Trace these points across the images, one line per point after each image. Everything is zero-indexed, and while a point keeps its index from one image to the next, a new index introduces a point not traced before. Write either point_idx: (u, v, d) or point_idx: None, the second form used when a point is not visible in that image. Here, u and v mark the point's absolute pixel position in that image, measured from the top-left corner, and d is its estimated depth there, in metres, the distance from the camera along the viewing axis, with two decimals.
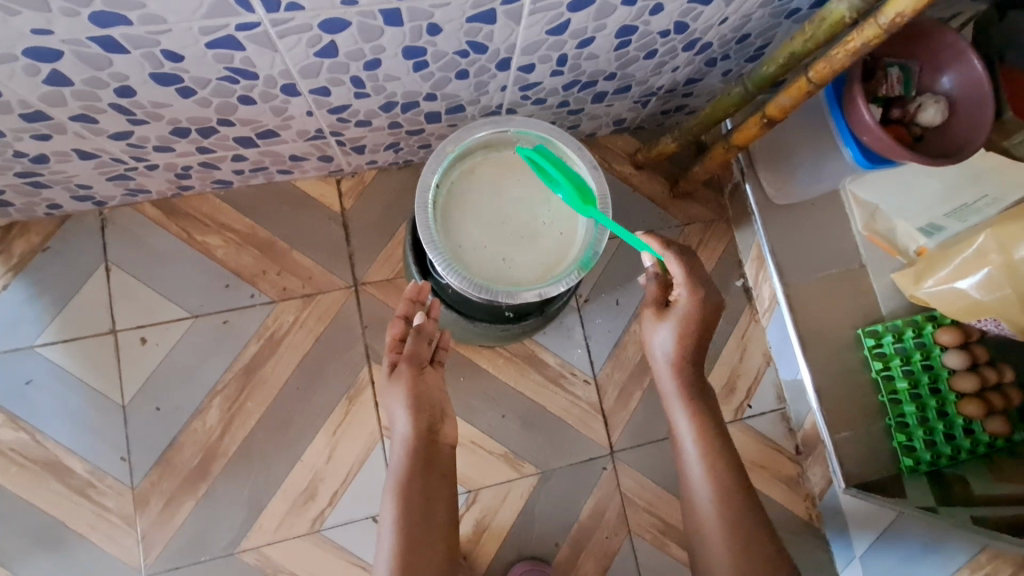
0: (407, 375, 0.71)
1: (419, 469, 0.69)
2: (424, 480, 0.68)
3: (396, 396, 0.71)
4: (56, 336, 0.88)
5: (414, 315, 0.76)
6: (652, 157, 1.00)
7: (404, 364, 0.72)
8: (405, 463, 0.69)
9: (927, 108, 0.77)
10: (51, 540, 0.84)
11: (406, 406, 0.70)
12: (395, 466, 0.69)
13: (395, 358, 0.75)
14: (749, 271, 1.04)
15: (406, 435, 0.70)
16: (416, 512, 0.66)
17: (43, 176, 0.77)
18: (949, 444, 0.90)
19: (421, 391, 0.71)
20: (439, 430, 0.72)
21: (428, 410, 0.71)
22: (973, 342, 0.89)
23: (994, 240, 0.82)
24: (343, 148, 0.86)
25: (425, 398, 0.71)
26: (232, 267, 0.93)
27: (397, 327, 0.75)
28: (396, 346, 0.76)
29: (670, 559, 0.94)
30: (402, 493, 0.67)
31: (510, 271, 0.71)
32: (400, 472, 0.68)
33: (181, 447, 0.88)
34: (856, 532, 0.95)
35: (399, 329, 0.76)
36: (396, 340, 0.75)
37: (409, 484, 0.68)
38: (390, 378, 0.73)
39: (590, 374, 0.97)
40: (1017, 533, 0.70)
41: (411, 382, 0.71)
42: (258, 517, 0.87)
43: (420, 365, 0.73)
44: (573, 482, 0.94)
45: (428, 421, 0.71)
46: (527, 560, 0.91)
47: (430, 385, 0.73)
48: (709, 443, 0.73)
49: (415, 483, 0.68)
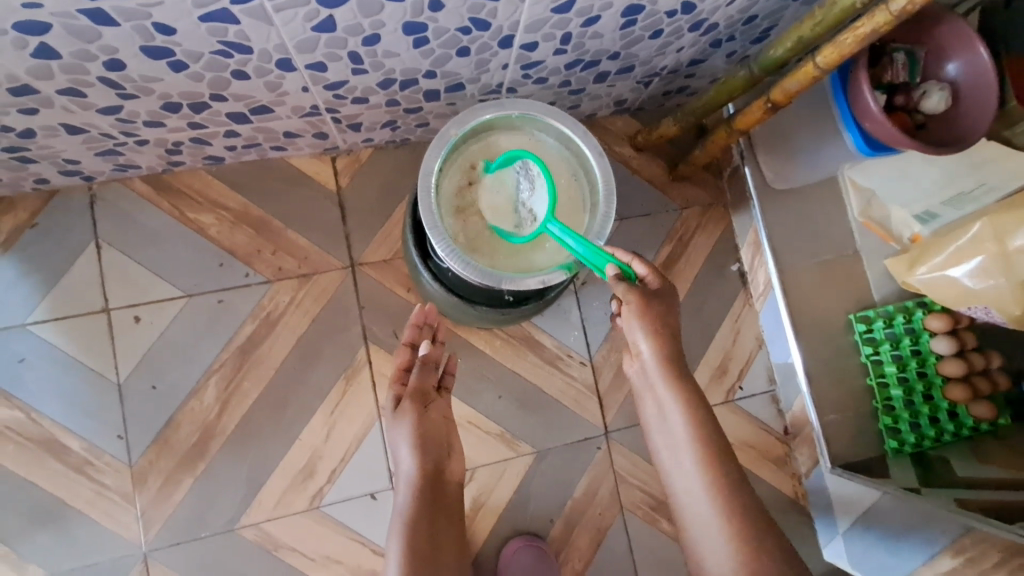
0: (414, 412, 0.70)
1: (428, 506, 0.67)
2: (432, 515, 0.66)
3: (401, 433, 0.70)
4: (47, 315, 0.87)
5: (421, 343, 0.76)
6: (652, 139, 0.99)
7: (409, 399, 0.71)
8: (407, 499, 0.67)
9: (930, 96, 0.76)
10: (50, 516, 0.85)
11: (410, 443, 0.69)
12: (401, 506, 0.67)
13: (399, 392, 0.74)
14: (746, 256, 1.05)
15: (409, 473, 0.68)
16: (420, 546, 0.63)
17: (31, 150, 0.76)
18: (932, 427, 0.93)
19: (427, 428, 0.70)
20: (444, 469, 0.71)
21: (433, 450, 0.70)
22: (961, 329, 0.92)
23: (991, 228, 0.83)
24: (339, 125, 0.84)
25: (430, 436, 0.70)
26: (226, 245, 0.92)
27: (403, 355, 0.75)
28: (400, 378, 0.75)
29: (661, 534, 0.96)
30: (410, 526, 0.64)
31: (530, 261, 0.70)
32: (406, 505, 0.66)
33: (178, 427, 0.88)
34: (839, 510, 0.98)
35: (405, 357, 0.76)
36: (401, 372, 0.75)
37: (415, 523, 0.64)
38: (394, 414, 0.71)
39: (586, 356, 0.98)
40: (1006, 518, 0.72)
41: (418, 419, 0.70)
42: (257, 494, 0.88)
43: (427, 402, 0.72)
44: (568, 460, 0.96)
45: (434, 460, 0.69)
46: (522, 535, 0.93)
47: (435, 420, 0.71)
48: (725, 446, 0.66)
49: (425, 522, 0.65)
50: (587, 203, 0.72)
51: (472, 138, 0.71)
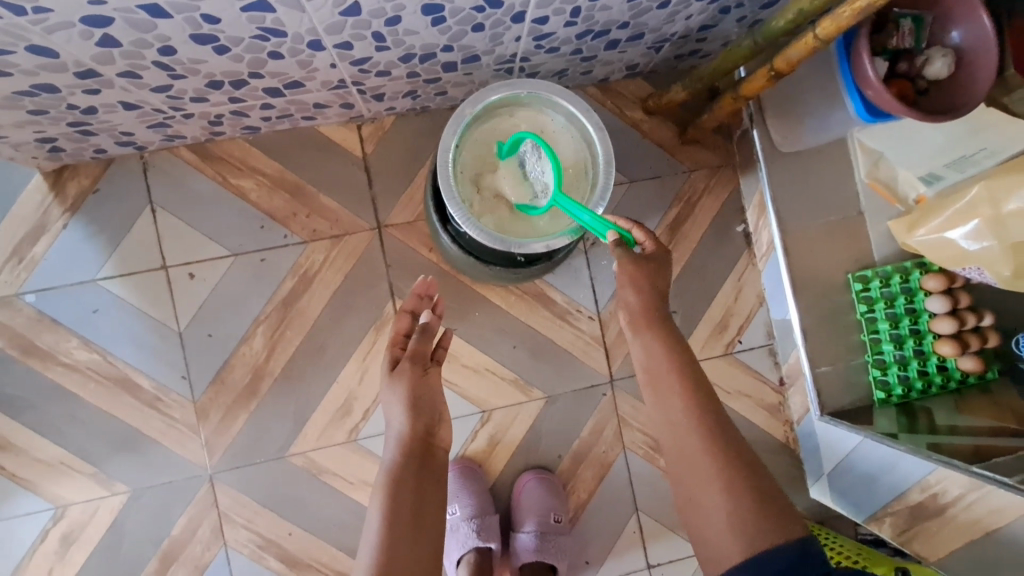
0: (410, 374, 0.76)
1: (414, 469, 0.69)
2: (416, 480, 0.68)
3: (396, 393, 0.75)
4: (114, 271, 0.99)
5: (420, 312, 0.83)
6: (662, 104, 1.03)
7: (406, 361, 0.77)
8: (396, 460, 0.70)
9: (933, 62, 0.79)
10: (128, 443, 0.98)
11: (404, 406, 0.74)
12: (389, 464, 0.70)
13: (398, 354, 0.80)
14: (751, 218, 1.10)
15: (401, 433, 0.72)
16: (405, 519, 0.65)
17: (92, 124, 0.84)
18: (921, 379, 0.99)
19: (420, 392, 0.75)
20: (434, 434, 0.74)
21: (424, 410, 0.74)
22: (956, 288, 0.97)
23: (986, 191, 0.86)
24: (364, 96, 0.90)
25: (422, 401, 0.75)
26: (265, 208, 1.00)
27: (404, 321, 0.82)
28: (398, 342, 0.81)
29: (659, 470, 1.07)
30: (394, 488, 0.67)
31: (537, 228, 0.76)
32: (394, 469, 0.69)
33: (232, 369, 1.00)
34: (824, 453, 1.06)
35: (405, 324, 0.82)
36: (400, 336, 0.81)
37: (400, 489, 0.67)
38: (392, 374, 0.77)
39: (594, 311, 1.06)
40: (986, 465, 0.79)
41: (412, 382, 0.75)
42: (302, 428, 1.01)
43: (423, 365, 0.78)
44: (576, 404, 1.06)
45: (424, 422, 0.73)
46: (534, 469, 1.05)
47: (430, 384, 0.77)
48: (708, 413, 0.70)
49: (407, 489, 0.67)
50: (590, 184, 0.77)
51: (488, 116, 0.76)
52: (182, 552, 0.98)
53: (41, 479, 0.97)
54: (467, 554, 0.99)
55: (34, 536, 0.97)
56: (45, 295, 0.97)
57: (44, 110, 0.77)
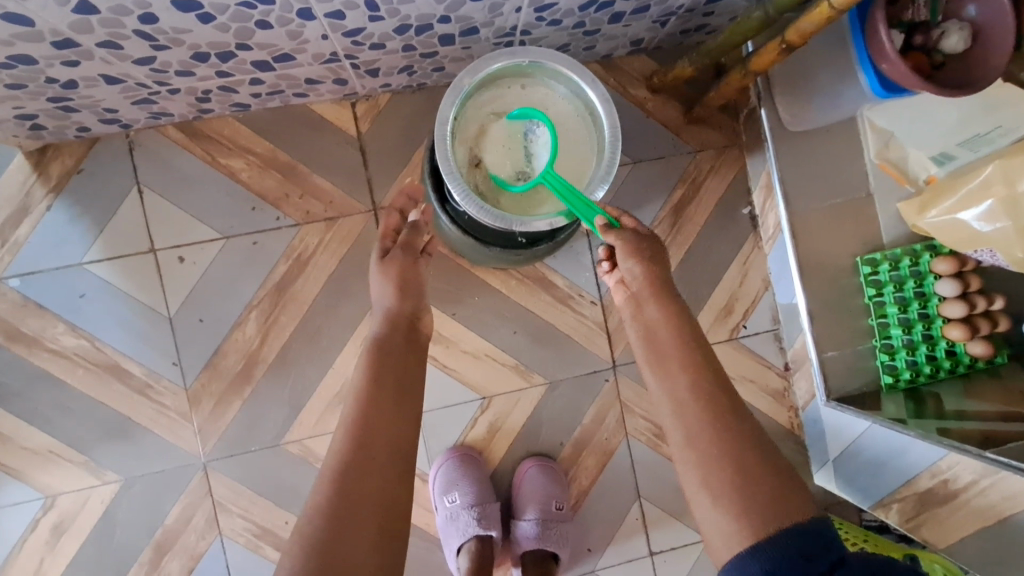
0: (400, 262, 0.76)
1: (399, 343, 0.71)
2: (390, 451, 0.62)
3: (387, 280, 0.75)
4: (100, 254, 0.95)
5: (409, 212, 0.83)
6: (667, 81, 0.99)
7: (397, 251, 0.77)
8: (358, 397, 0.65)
9: (949, 36, 0.75)
10: (119, 431, 0.96)
11: (393, 290, 0.75)
12: (351, 400, 0.65)
13: (388, 245, 0.80)
14: (758, 199, 1.07)
15: (389, 320, 0.73)
16: (369, 460, 0.61)
17: (74, 100, 0.81)
18: (929, 364, 0.97)
19: (410, 278, 0.76)
20: (418, 325, 0.74)
21: (411, 295, 0.75)
22: (967, 271, 0.94)
23: (1001, 171, 0.82)
24: (357, 71, 0.87)
25: (411, 288, 0.76)
26: (256, 189, 0.97)
27: (393, 219, 0.81)
28: (390, 235, 0.81)
29: (662, 457, 1.05)
30: (361, 418, 0.63)
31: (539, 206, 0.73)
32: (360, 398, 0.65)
33: (225, 355, 0.97)
34: (830, 439, 1.04)
35: (394, 221, 0.81)
36: (391, 231, 0.80)
37: (368, 426, 0.63)
38: (382, 261, 0.77)
39: (596, 295, 1.04)
40: (995, 448, 0.77)
41: (402, 269, 0.76)
42: (298, 415, 0.99)
43: (415, 256, 0.78)
44: (577, 390, 1.04)
45: (411, 306, 0.74)
46: (536, 456, 1.03)
47: (419, 272, 0.78)
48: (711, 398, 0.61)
49: (390, 365, 0.68)
50: (595, 148, 0.74)
51: (479, 91, 0.73)
52: (176, 542, 0.96)
53: (31, 469, 0.95)
54: (468, 542, 0.95)
55: (24, 526, 0.95)
56: (30, 279, 0.94)
57: (22, 84, 0.74)
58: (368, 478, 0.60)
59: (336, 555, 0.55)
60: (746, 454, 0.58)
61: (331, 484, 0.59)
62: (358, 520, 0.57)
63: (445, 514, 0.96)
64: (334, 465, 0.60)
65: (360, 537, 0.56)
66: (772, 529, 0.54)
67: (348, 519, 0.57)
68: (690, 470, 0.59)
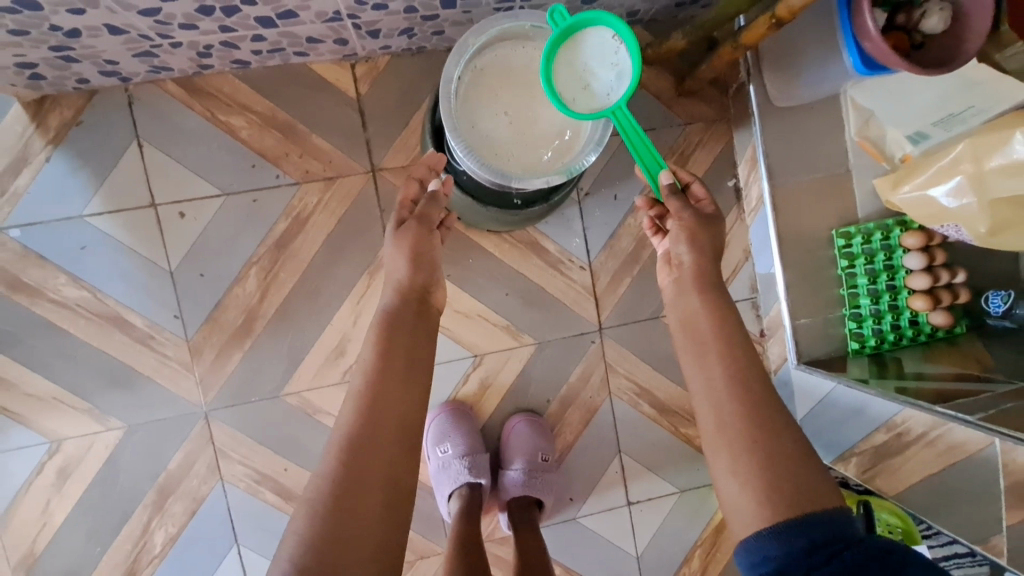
0: (414, 233, 0.76)
1: (410, 317, 0.72)
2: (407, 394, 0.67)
3: (400, 250, 0.75)
4: (101, 207, 0.97)
5: (430, 181, 0.81)
6: (661, 53, 1.02)
7: (412, 222, 0.77)
8: (371, 360, 0.68)
9: (929, 16, 0.79)
10: (121, 380, 0.99)
11: (405, 258, 0.75)
12: (364, 363, 0.67)
13: (404, 216, 0.79)
14: (743, 172, 1.13)
15: (403, 282, 0.74)
16: (397, 417, 0.65)
17: (75, 50, 0.81)
18: (894, 332, 1.03)
19: (422, 250, 0.76)
20: (430, 294, 0.76)
21: (425, 268, 0.76)
22: (934, 246, 1.00)
23: (970, 150, 0.87)
24: (359, 31, 0.88)
25: (425, 257, 0.76)
26: (256, 147, 0.99)
27: (412, 188, 0.80)
28: (407, 205, 0.80)
29: (642, 415, 1.12)
30: (377, 375, 0.66)
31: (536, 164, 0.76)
32: (373, 360, 0.67)
33: (225, 309, 1.00)
34: (799, 399, 1.11)
35: (413, 191, 0.80)
36: (409, 201, 0.80)
37: (385, 383, 0.66)
38: (397, 232, 0.77)
39: (586, 261, 1.08)
40: (946, 403, 0.84)
41: (414, 242, 0.76)
42: (297, 368, 1.03)
43: (429, 229, 0.78)
44: (565, 351, 1.09)
45: (424, 278, 0.75)
46: (524, 412, 1.09)
47: (432, 244, 0.78)
48: (713, 354, 0.66)
49: (401, 341, 0.69)
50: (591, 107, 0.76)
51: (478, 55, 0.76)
52: (179, 486, 1.01)
53: (34, 414, 0.98)
54: (458, 488, 1.01)
55: (30, 469, 0.98)
56: (31, 230, 0.95)
57: (26, 31, 0.74)
58: (374, 454, 0.62)
59: (348, 504, 0.58)
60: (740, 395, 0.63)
61: (346, 449, 0.61)
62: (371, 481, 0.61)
63: (437, 463, 1.02)
64: (350, 435, 0.62)
65: (369, 488, 0.60)
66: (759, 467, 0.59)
67: (356, 490, 0.59)
68: (707, 410, 0.64)
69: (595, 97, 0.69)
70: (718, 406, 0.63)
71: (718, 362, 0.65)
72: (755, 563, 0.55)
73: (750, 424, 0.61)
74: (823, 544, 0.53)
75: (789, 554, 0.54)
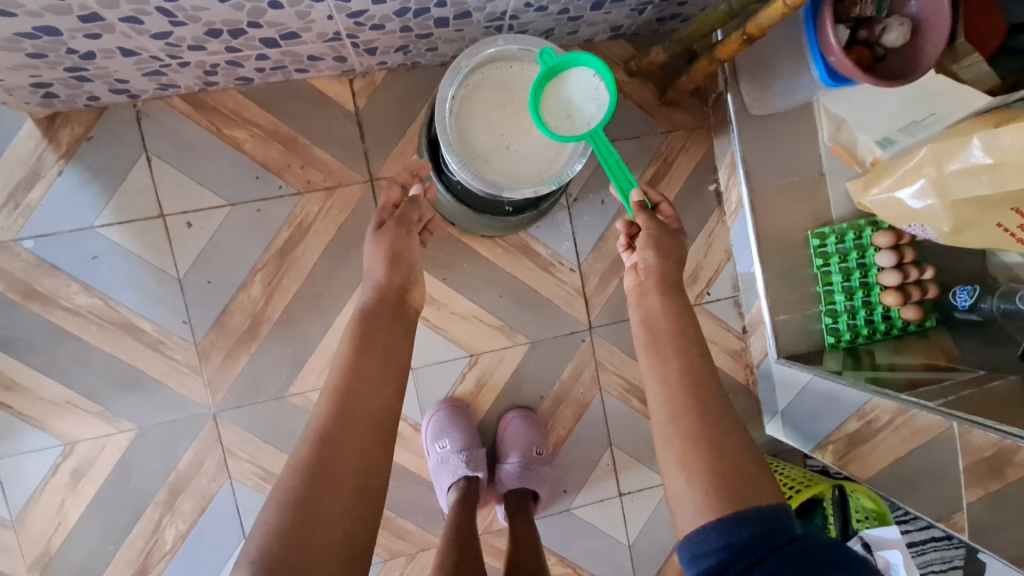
0: (394, 232, 0.81)
1: (388, 315, 0.77)
2: (397, 387, 0.73)
3: (379, 248, 0.81)
4: (112, 218, 1.01)
5: (412, 186, 0.86)
6: (643, 65, 1.08)
7: (392, 223, 0.82)
8: (345, 352, 0.73)
9: (890, 31, 0.85)
10: (132, 383, 1.03)
11: (384, 257, 0.80)
12: (339, 357, 0.72)
13: (385, 216, 0.84)
14: (722, 177, 1.19)
15: (380, 281, 0.79)
16: (385, 408, 0.70)
17: (89, 71, 0.86)
18: (867, 326, 1.09)
19: (400, 247, 0.81)
20: (408, 292, 0.81)
21: (402, 267, 0.81)
22: (903, 245, 1.06)
23: (932, 155, 0.91)
24: (357, 49, 0.93)
25: (402, 256, 0.81)
26: (260, 159, 1.04)
27: (394, 192, 0.85)
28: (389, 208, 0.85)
29: (631, 410, 1.17)
30: (349, 366, 0.71)
31: (526, 174, 0.82)
32: (345, 354, 0.72)
33: (231, 314, 1.05)
34: (781, 393, 1.18)
35: (395, 195, 0.85)
36: (391, 204, 0.85)
37: (369, 378, 0.71)
38: (378, 231, 0.83)
39: (575, 263, 1.14)
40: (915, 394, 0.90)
41: (393, 241, 0.81)
42: (301, 369, 1.07)
43: (408, 229, 0.83)
44: (558, 349, 1.14)
45: (402, 277, 0.80)
46: (518, 408, 1.14)
47: (409, 245, 0.82)
48: (688, 350, 0.72)
49: (379, 336, 0.75)
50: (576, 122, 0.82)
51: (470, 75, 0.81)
52: (189, 484, 1.05)
53: (48, 417, 1.02)
54: (457, 481, 1.05)
55: (44, 470, 1.02)
56: (44, 241, 1.00)
57: (43, 54, 0.78)
58: (356, 443, 0.67)
59: (331, 489, 0.63)
60: (714, 387, 0.69)
61: (327, 439, 0.66)
62: (372, 471, 0.66)
63: (437, 458, 1.06)
64: (325, 423, 0.67)
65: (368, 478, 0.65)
66: (730, 452, 0.65)
67: (335, 474, 0.64)
68: None
69: (578, 126, 0.75)
70: (692, 396, 0.68)
71: (694, 356, 0.71)
72: (697, 554, 0.60)
73: (722, 415, 0.67)
74: (761, 538, 0.57)
75: (732, 547, 0.58)
